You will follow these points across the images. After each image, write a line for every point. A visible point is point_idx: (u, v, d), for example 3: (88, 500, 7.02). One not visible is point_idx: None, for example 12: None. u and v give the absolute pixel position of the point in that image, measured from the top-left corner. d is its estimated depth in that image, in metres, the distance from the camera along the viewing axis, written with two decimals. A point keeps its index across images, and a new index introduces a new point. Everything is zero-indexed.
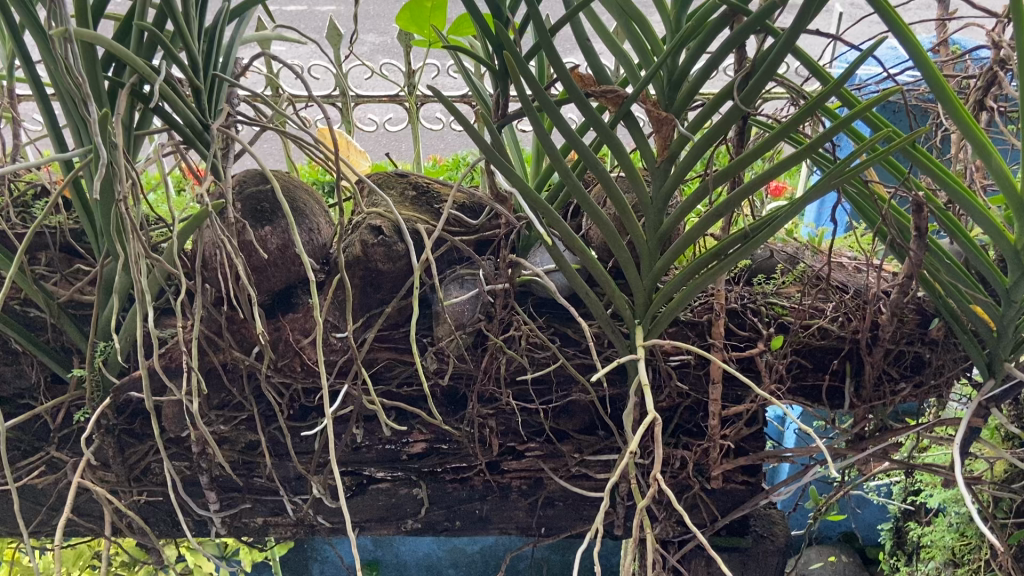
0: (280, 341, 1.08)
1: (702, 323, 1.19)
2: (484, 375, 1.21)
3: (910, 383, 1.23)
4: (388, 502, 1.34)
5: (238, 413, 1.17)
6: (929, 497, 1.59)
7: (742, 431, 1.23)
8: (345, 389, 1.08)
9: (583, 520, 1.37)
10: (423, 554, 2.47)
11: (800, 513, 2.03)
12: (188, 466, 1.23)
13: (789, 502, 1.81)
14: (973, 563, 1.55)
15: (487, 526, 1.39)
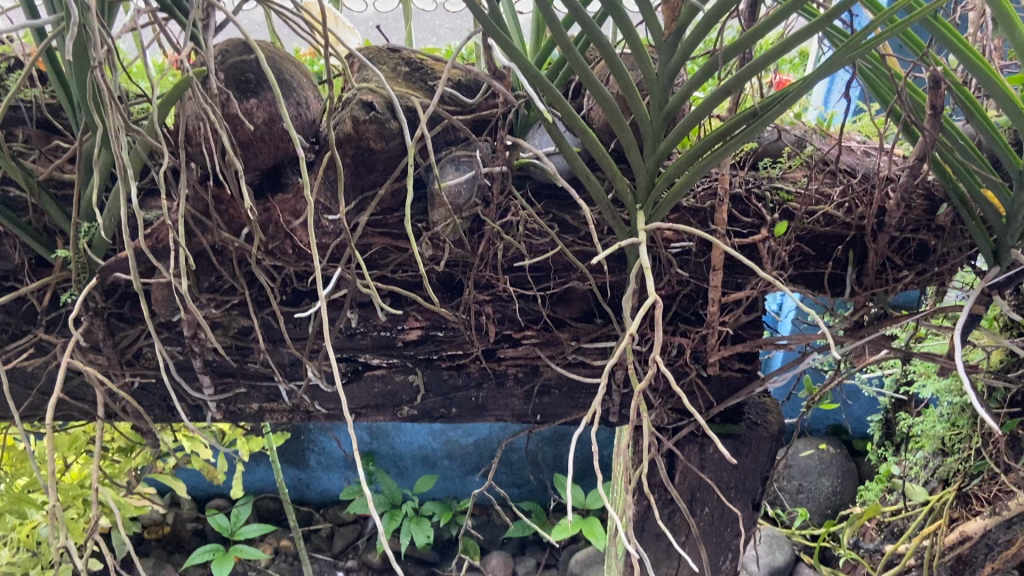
0: (270, 222, 1.05)
1: (705, 209, 1.16)
2: (480, 261, 1.18)
3: (913, 270, 1.21)
4: (384, 389, 1.34)
5: (230, 297, 1.15)
6: (922, 388, 1.61)
7: (742, 318, 1.22)
8: (338, 272, 1.05)
9: (579, 408, 1.38)
10: (418, 446, 2.50)
11: (792, 406, 2.06)
12: (181, 351, 1.21)
13: (782, 393, 1.82)
14: (963, 452, 1.59)
15: (483, 413, 1.39)
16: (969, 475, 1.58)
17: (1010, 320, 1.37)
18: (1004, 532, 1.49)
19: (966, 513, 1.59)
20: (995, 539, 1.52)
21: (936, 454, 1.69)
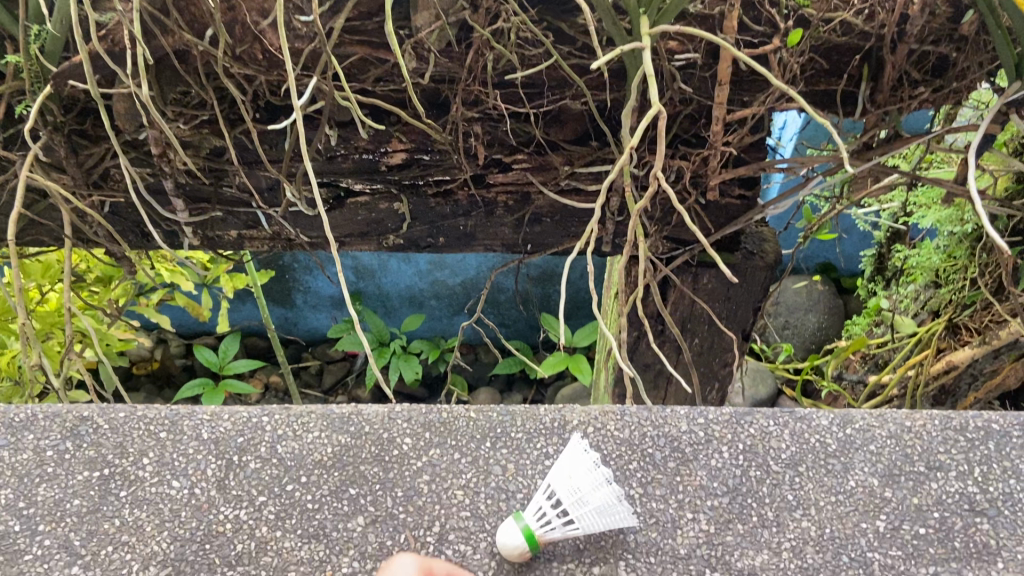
0: (237, 24, 0.94)
1: (715, 15, 1.04)
2: (468, 75, 1.08)
3: (930, 87, 1.14)
4: (368, 217, 1.28)
5: (199, 113, 1.06)
6: (922, 219, 1.58)
7: (746, 138, 1.15)
8: (313, 82, 0.96)
9: (570, 238, 1.34)
10: (405, 287, 2.43)
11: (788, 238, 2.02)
12: (151, 173, 1.14)
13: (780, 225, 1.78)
14: (956, 283, 1.58)
15: (472, 243, 1.35)
16: (961, 306, 1.59)
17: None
18: (990, 361, 1.53)
19: (954, 343, 1.63)
20: (981, 369, 1.56)
21: (929, 287, 1.70)
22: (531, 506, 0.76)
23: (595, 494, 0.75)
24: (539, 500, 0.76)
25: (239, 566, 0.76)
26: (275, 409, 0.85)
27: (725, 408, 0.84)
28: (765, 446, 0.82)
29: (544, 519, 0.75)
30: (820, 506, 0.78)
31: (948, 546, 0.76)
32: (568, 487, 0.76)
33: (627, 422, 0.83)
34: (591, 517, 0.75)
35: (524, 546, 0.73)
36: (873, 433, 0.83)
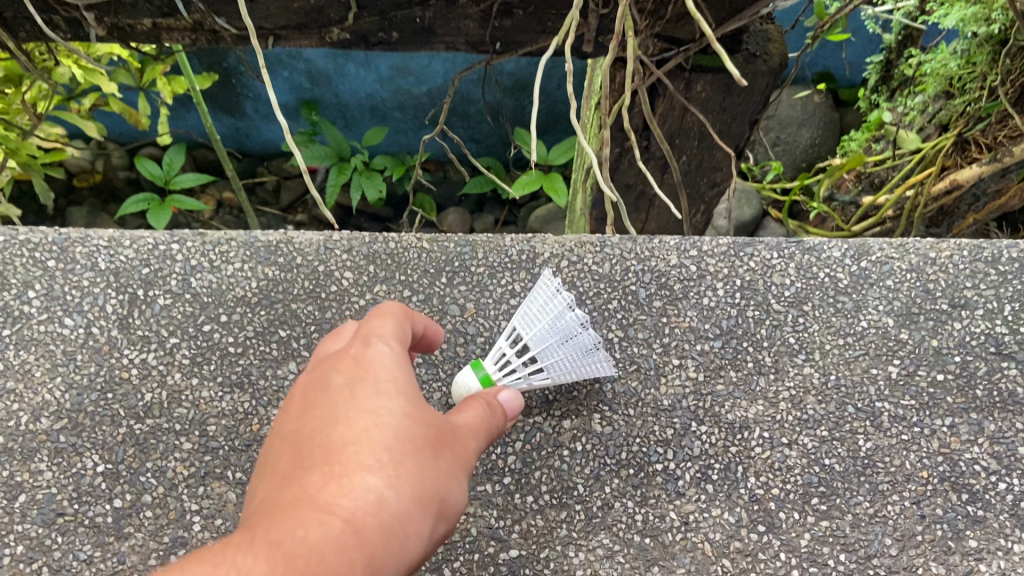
0: None
1: None
2: None
3: None
4: (306, 6, 1.07)
5: None
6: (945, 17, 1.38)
7: None
8: None
9: (546, 35, 1.14)
10: (366, 96, 1.78)
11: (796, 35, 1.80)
12: None
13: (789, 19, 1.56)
14: (972, 92, 1.43)
15: (431, 40, 1.16)
16: (974, 119, 1.44)
17: None
18: (995, 182, 1.46)
19: (961, 160, 1.51)
20: (985, 189, 1.49)
21: (939, 98, 1.55)
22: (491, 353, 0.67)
23: (559, 340, 0.65)
24: (500, 344, 0.68)
25: (148, 419, 0.70)
26: (187, 235, 0.73)
27: (723, 237, 0.73)
28: (766, 283, 0.72)
29: (505, 366, 0.66)
30: (825, 351, 0.70)
31: (969, 395, 0.69)
32: (528, 331, 0.66)
33: (607, 255, 0.72)
34: (558, 363, 0.65)
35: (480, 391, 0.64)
36: (892, 267, 0.71)
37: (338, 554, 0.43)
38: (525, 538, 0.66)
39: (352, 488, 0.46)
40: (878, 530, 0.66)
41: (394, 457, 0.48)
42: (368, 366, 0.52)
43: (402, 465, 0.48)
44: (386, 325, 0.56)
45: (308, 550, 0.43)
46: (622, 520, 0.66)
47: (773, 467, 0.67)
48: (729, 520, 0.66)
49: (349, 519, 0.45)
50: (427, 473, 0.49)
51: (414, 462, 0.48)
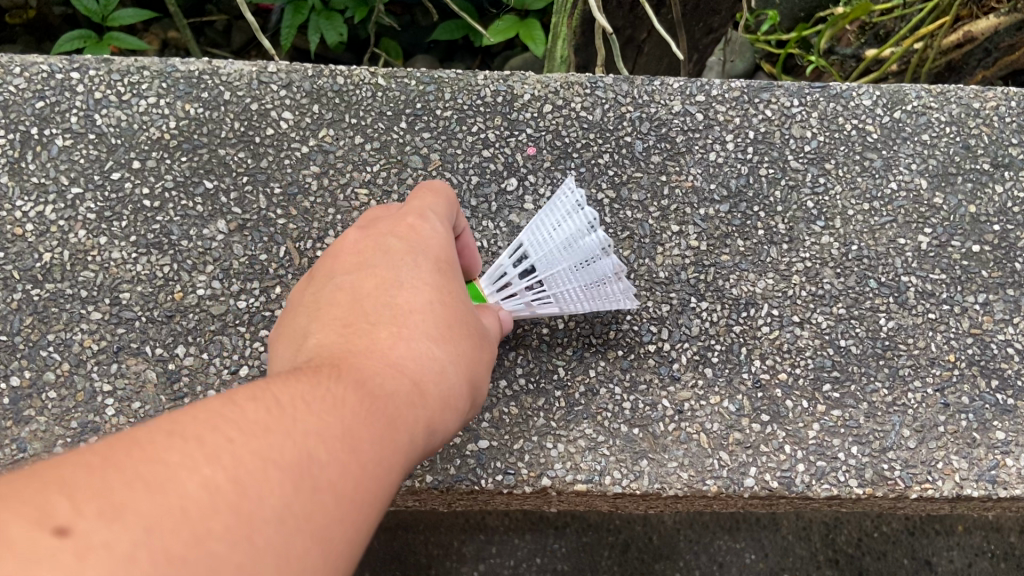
0: None
1: None
2: None
3: None
4: None
5: None
6: None
7: None
8: None
9: None
10: None
11: None
12: None
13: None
14: None
15: None
16: None
17: None
18: (1010, 35, 1.36)
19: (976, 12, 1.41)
20: (998, 44, 1.38)
21: None
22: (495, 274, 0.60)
23: (572, 266, 0.57)
24: (501, 263, 0.61)
25: (49, 284, 0.62)
26: (90, 62, 0.65)
27: (736, 81, 0.66)
28: (783, 135, 0.64)
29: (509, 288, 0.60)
30: (848, 218, 0.63)
31: (1007, 269, 0.63)
32: (537, 257, 0.59)
33: (599, 100, 0.65)
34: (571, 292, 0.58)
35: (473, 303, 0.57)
36: (929, 119, 0.65)
37: (411, 401, 0.39)
38: (495, 429, 0.59)
39: (416, 350, 0.42)
40: (895, 419, 0.60)
41: (450, 331, 0.45)
42: (425, 240, 0.49)
43: (461, 342, 0.45)
44: (435, 204, 0.52)
45: (382, 391, 0.38)
46: (608, 408, 0.60)
47: (782, 350, 0.61)
48: (729, 409, 0.60)
49: (416, 375, 0.41)
50: (474, 357, 0.46)
51: (469, 342, 0.45)
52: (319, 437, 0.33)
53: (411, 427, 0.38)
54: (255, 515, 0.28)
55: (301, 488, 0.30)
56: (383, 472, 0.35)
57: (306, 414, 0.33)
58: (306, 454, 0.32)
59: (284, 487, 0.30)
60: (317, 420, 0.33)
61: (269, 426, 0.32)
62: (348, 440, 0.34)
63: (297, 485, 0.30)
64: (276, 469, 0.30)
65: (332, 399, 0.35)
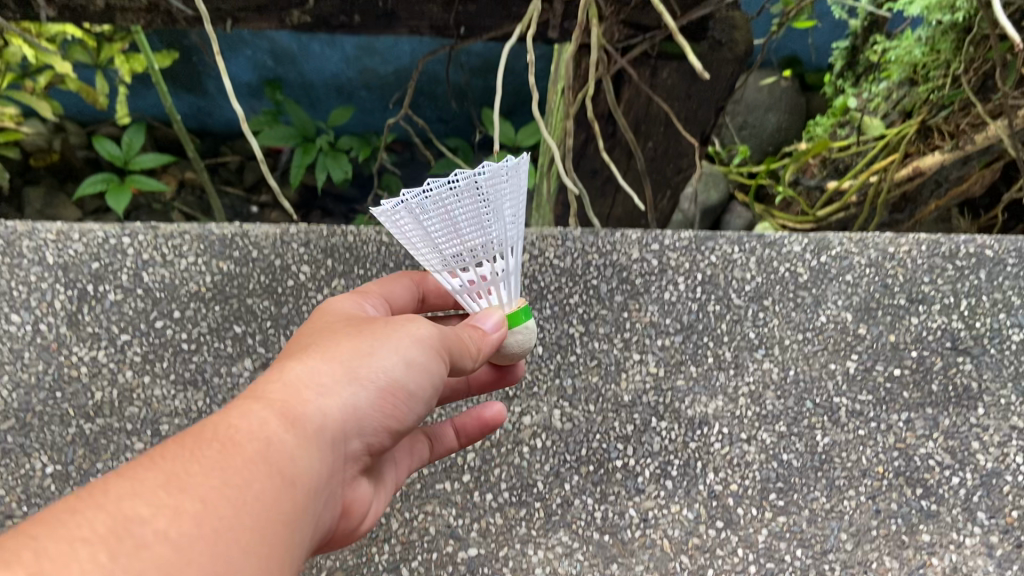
0: None
1: None
2: None
3: None
4: None
5: None
6: (908, 6, 1.41)
7: None
8: None
9: (512, 21, 1.10)
10: (331, 77, 1.64)
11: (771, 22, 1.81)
12: None
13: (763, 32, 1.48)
14: (937, 81, 1.44)
15: (393, 24, 1.10)
16: (936, 108, 1.45)
17: None
18: (959, 168, 1.51)
19: (923, 148, 1.51)
20: (947, 176, 1.53)
21: (903, 85, 1.55)
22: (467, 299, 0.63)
23: (475, 206, 0.53)
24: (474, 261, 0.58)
25: (100, 417, 0.74)
26: (138, 228, 0.76)
27: (685, 231, 0.75)
28: (727, 278, 0.74)
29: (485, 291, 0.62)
30: (785, 346, 0.73)
31: (925, 390, 0.72)
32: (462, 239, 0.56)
33: (569, 249, 0.74)
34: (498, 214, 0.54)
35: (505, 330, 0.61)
36: (851, 262, 0.74)
37: (253, 430, 0.44)
38: (483, 537, 0.69)
39: (274, 384, 0.48)
40: (833, 524, 0.69)
41: (317, 357, 0.51)
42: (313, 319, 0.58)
43: (331, 354, 0.51)
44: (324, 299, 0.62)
45: (217, 436, 0.43)
46: (581, 517, 0.69)
47: (733, 463, 0.70)
48: (688, 515, 0.69)
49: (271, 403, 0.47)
50: (349, 354, 0.51)
51: (339, 353, 0.51)
52: (136, 501, 0.37)
53: (258, 442, 0.44)
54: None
55: (119, 553, 0.35)
56: (220, 501, 0.39)
57: (127, 482, 0.39)
58: (121, 521, 0.36)
59: (99, 558, 0.34)
60: (135, 484, 0.38)
61: (79, 508, 0.36)
62: (172, 489, 0.39)
63: (116, 548, 0.35)
64: (87, 546, 0.35)
65: (157, 460, 0.40)
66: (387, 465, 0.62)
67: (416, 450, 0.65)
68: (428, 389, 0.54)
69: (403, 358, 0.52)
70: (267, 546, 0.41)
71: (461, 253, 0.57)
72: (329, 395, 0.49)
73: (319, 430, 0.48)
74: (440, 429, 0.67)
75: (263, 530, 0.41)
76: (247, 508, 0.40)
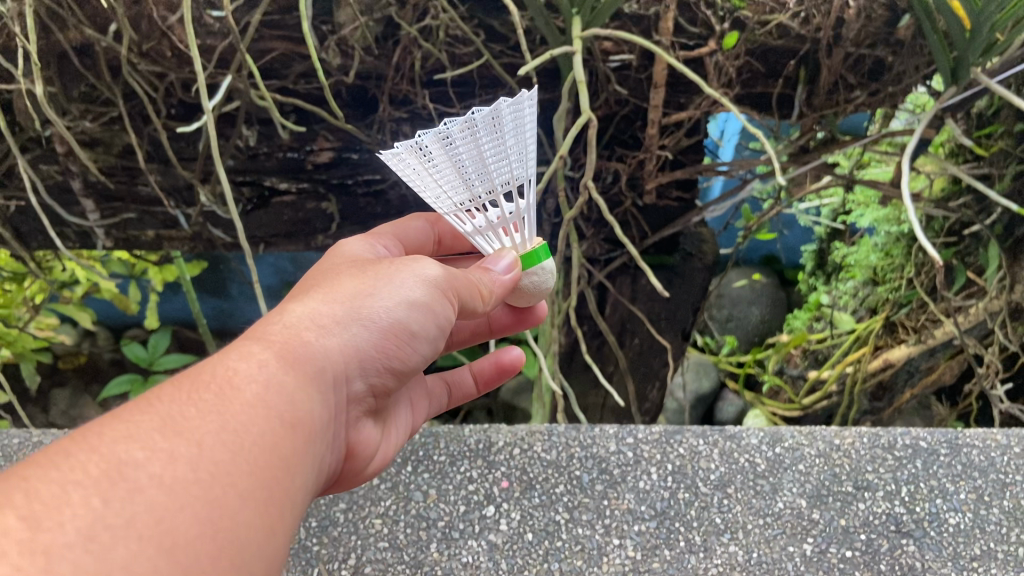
0: (141, 19, 0.93)
1: (649, 16, 1.05)
2: (394, 72, 1.03)
3: (866, 91, 1.14)
4: (295, 218, 1.20)
5: (108, 110, 1.03)
6: (859, 218, 1.58)
7: (683, 142, 1.15)
8: (227, 80, 0.93)
9: None
10: None
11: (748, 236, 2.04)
12: (59, 172, 1.09)
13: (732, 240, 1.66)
14: (893, 282, 1.58)
15: None
16: (897, 306, 1.59)
17: (959, 145, 1.33)
18: (926, 361, 1.60)
19: (891, 341, 1.64)
20: (918, 367, 1.63)
21: (867, 285, 1.68)
22: (485, 242, 0.76)
23: (477, 145, 0.62)
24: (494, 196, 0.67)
25: None
26: None
27: (655, 427, 0.92)
28: (694, 467, 0.87)
29: (503, 231, 0.74)
30: (748, 530, 0.82)
31: (874, 569, 0.79)
32: (476, 175, 0.65)
33: (554, 442, 0.90)
34: (504, 152, 0.64)
35: (521, 271, 0.73)
36: (802, 452, 0.88)
37: (250, 369, 0.48)
38: None
39: (271, 331, 0.53)
40: None
41: (320, 308, 0.57)
42: (311, 280, 0.64)
43: (335, 299, 0.58)
44: (322, 263, 0.68)
45: (216, 381, 0.46)
46: None
47: None
48: None
49: (267, 345, 0.51)
50: (345, 304, 0.57)
51: (336, 304, 0.57)
52: (128, 445, 0.39)
53: (253, 378, 0.47)
54: (61, 528, 0.34)
55: (113, 498, 0.36)
56: (218, 434, 0.42)
57: (120, 424, 0.41)
58: (116, 466, 0.38)
59: (91, 502, 0.36)
60: (127, 428, 0.40)
61: (73, 453, 0.38)
62: (169, 434, 0.41)
63: (113, 486, 0.37)
64: (81, 489, 0.36)
65: (151, 403, 0.43)
66: (402, 410, 0.81)
67: (442, 396, 0.90)
68: (426, 331, 0.61)
69: (401, 302, 0.59)
70: (264, 484, 0.43)
71: (480, 193, 0.67)
72: (330, 338, 0.55)
73: (320, 367, 0.53)
74: (462, 378, 0.93)
75: (261, 469, 0.43)
76: (245, 436, 0.43)
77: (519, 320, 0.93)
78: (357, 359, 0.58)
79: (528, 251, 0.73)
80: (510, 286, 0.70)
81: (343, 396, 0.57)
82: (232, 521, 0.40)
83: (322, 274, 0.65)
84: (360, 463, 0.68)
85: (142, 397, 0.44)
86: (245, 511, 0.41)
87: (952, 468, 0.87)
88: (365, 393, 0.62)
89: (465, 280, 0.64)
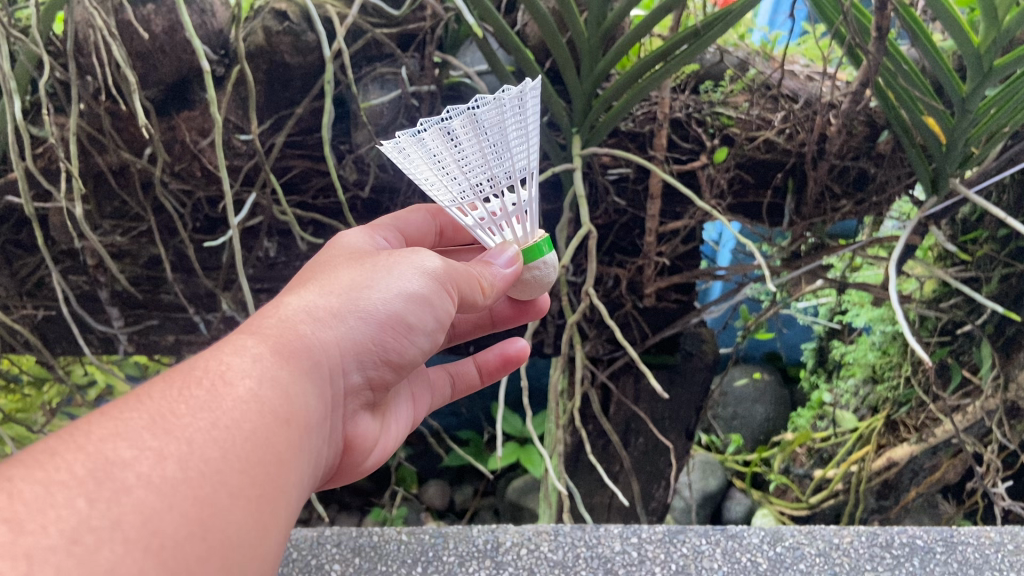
0: (174, 142, 1.01)
1: (644, 133, 1.14)
2: (408, 187, 1.10)
3: (852, 199, 1.21)
4: None
5: (137, 224, 1.09)
6: (856, 317, 1.65)
7: (679, 248, 1.21)
8: (252, 198, 1.00)
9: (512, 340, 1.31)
10: None
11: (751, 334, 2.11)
12: (86, 281, 1.15)
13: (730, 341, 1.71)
14: (891, 380, 1.63)
15: None
16: (898, 404, 1.62)
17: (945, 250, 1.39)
18: (929, 458, 1.59)
19: (893, 439, 1.65)
20: (921, 465, 1.60)
21: (867, 382, 1.72)
22: (484, 236, 0.76)
23: (479, 134, 0.63)
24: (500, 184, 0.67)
25: None
26: None
27: (658, 526, 0.94)
28: (697, 565, 0.89)
29: (505, 223, 0.75)
30: None
31: None
32: (480, 167, 0.65)
33: (561, 542, 0.92)
34: (507, 144, 0.64)
35: (525, 264, 0.74)
36: (803, 551, 0.90)
37: (241, 361, 0.47)
38: None
39: (266, 322, 0.53)
40: None
41: (315, 301, 0.57)
42: (311, 272, 0.65)
43: (332, 291, 0.59)
44: (322, 255, 0.70)
45: (208, 377, 0.45)
46: None
47: None
48: None
49: (260, 335, 0.51)
50: (342, 297, 0.59)
51: (333, 298, 0.58)
52: (114, 445, 0.39)
53: (243, 369, 0.47)
54: (44, 531, 0.33)
55: (98, 499, 0.36)
56: (208, 425, 0.42)
57: (107, 420, 0.40)
58: (103, 465, 0.37)
59: (76, 503, 0.35)
60: (114, 424, 0.40)
61: (58, 453, 0.38)
62: (158, 432, 0.40)
63: (100, 487, 0.36)
64: (64, 490, 0.35)
65: (141, 399, 0.43)
66: (403, 403, 0.84)
67: (446, 387, 0.94)
68: (425, 323, 0.62)
69: (399, 295, 0.60)
70: (259, 480, 0.43)
71: (485, 185, 0.67)
72: (327, 330, 0.56)
73: (316, 358, 0.53)
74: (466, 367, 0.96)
75: (254, 465, 0.43)
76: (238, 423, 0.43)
77: (519, 313, 0.97)
78: (354, 352, 0.59)
79: (530, 244, 0.75)
80: (510, 280, 0.71)
81: (340, 389, 0.58)
82: (224, 521, 0.40)
83: (321, 266, 0.66)
84: (361, 458, 0.70)
85: (132, 393, 0.44)
86: (237, 512, 0.40)
87: (950, 565, 0.89)
88: (363, 385, 0.63)
89: (465, 274, 0.65)
